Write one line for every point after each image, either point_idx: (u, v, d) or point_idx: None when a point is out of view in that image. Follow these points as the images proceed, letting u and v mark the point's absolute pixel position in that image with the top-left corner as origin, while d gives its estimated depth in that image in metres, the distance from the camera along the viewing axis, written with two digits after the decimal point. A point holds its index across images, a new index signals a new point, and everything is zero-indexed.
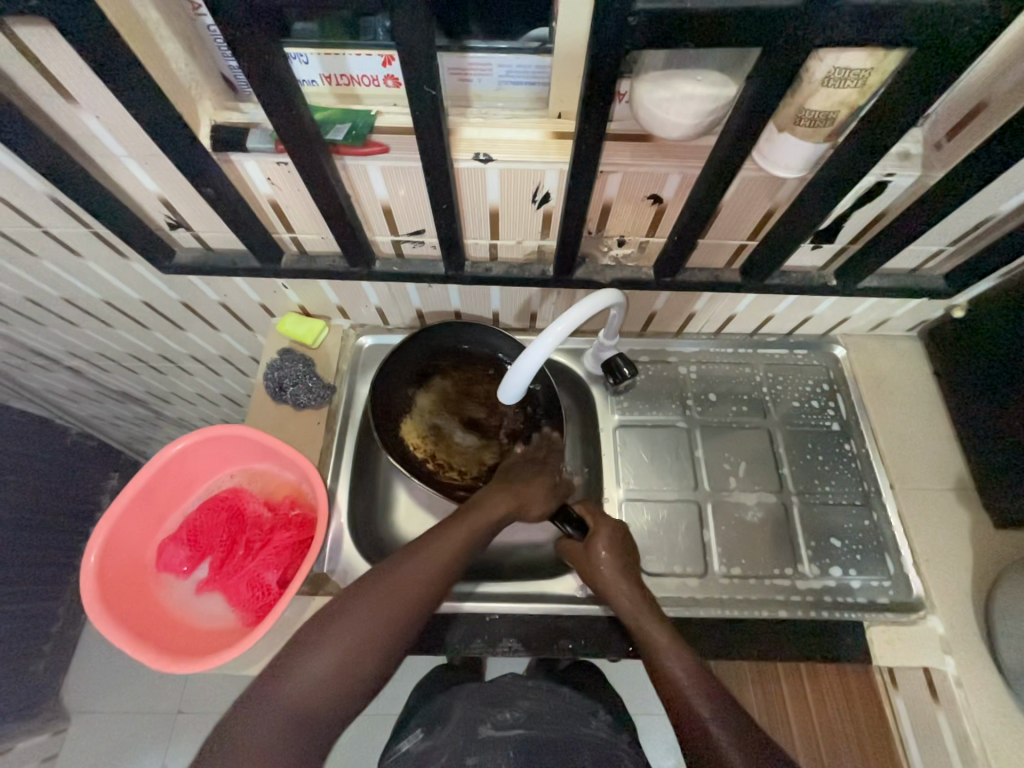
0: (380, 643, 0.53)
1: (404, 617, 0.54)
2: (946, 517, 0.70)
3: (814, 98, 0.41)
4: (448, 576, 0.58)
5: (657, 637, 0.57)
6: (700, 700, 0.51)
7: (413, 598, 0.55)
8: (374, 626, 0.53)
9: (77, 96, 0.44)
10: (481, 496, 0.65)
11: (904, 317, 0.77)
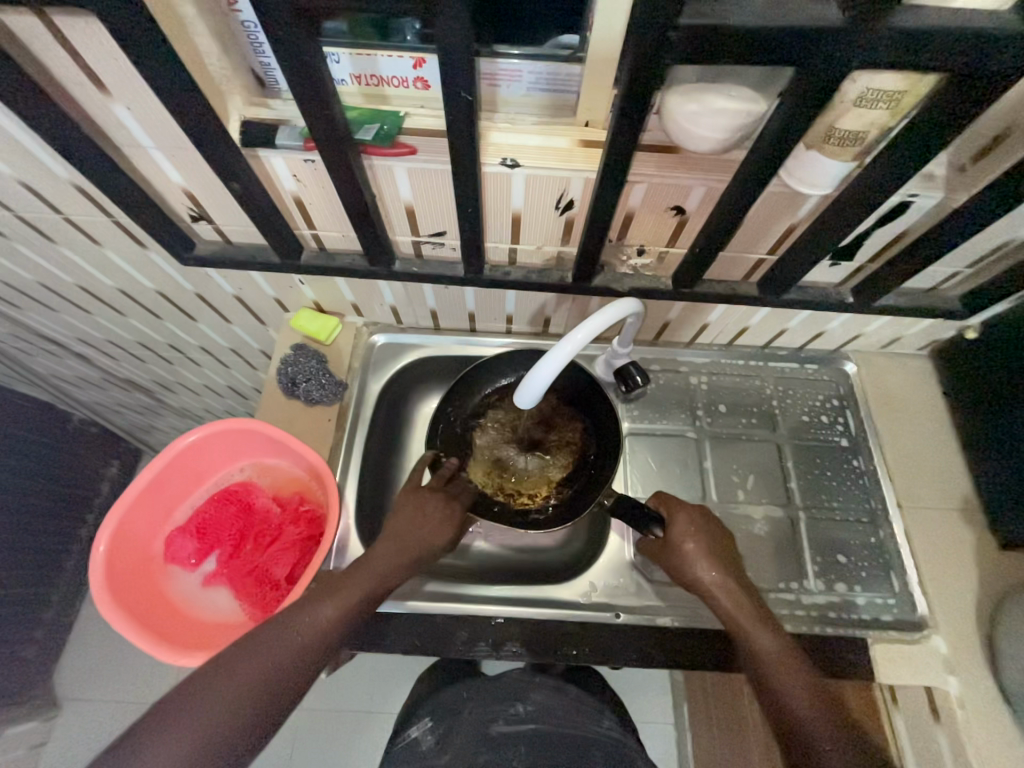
0: (259, 707, 0.49)
1: (287, 676, 0.51)
2: (952, 537, 0.70)
3: (845, 117, 0.41)
4: (339, 630, 0.55)
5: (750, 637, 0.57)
6: (799, 706, 0.52)
7: (303, 655, 0.52)
8: (256, 685, 0.49)
9: (110, 87, 0.44)
10: (381, 543, 0.60)
11: (916, 336, 0.77)
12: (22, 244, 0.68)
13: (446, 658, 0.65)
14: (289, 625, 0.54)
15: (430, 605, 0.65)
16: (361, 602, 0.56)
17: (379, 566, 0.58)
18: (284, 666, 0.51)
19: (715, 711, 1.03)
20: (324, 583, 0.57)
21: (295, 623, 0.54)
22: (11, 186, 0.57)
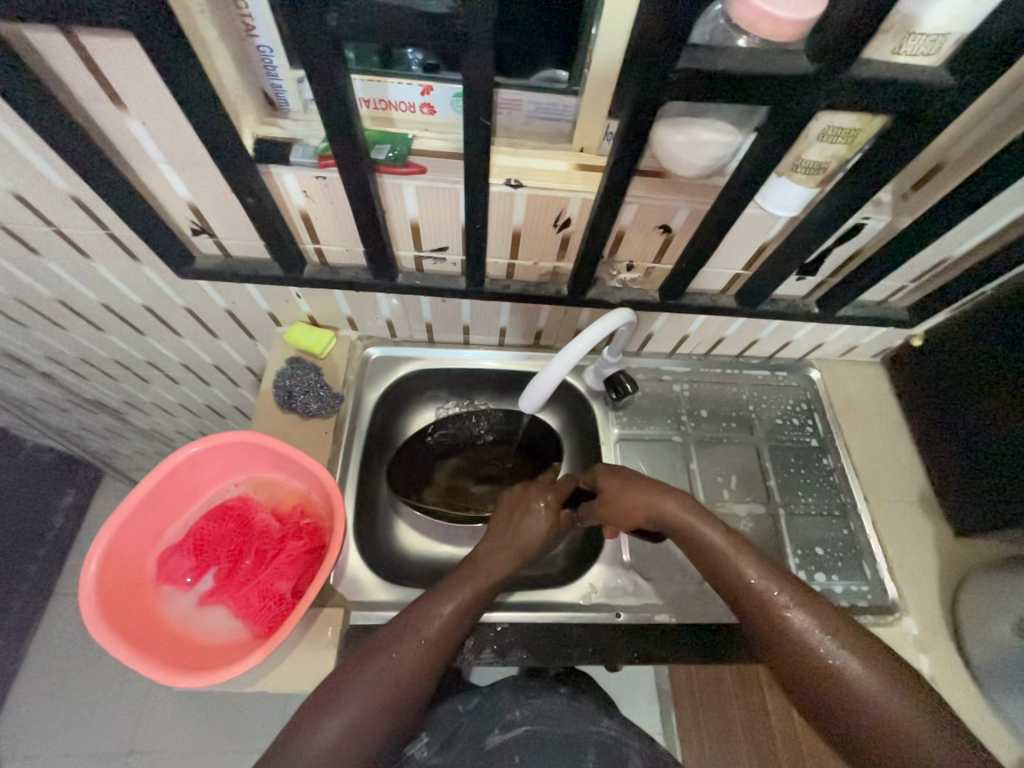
0: (382, 722, 0.50)
1: (411, 686, 0.51)
2: (914, 526, 0.77)
3: (811, 150, 0.47)
4: (453, 639, 0.54)
5: (791, 615, 0.52)
6: (875, 689, 0.48)
7: (422, 669, 0.52)
8: (383, 702, 0.50)
9: (128, 103, 0.45)
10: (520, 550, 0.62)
11: (870, 344, 0.85)
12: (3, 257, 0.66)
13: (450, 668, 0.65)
14: (397, 639, 0.53)
15: None
16: (465, 609, 0.56)
17: (487, 574, 0.59)
18: (404, 679, 0.51)
19: (705, 714, 1.05)
20: (429, 595, 0.56)
21: (409, 636, 0.53)
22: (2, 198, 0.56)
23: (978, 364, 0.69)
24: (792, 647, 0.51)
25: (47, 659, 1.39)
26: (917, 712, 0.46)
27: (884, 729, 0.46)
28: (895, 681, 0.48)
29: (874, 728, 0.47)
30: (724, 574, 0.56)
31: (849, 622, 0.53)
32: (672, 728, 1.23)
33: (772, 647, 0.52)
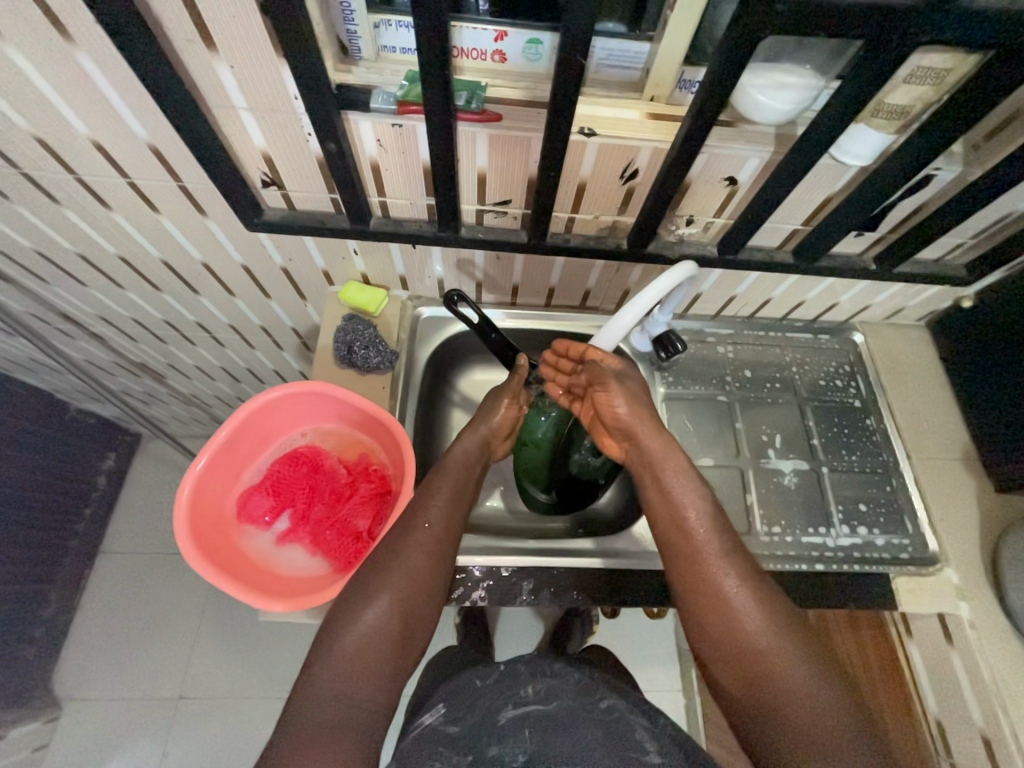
0: (420, 590, 0.55)
1: (438, 563, 0.57)
2: (955, 482, 0.79)
3: (896, 93, 0.47)
4: (457, 519, 0.61)
5: (743, 604, 0.55)
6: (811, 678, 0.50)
7: (439, 546, 0.58)
8: (418, 574, 0.56)
9: (220, 45, 0.45)
10: (465, 432, 0.69)
11: (917, 306, 0.85)
12: (75, 211, 0.68)
13: (510, 608, 0.68)
14: (411, 524, 0.58)
15: (496, 559, 0.68)
16: (457, 494, 0.63)
17: (462, 465, 0.66)
18: (429, 557, 0.57)
19: None
20: (421, 489, 0.63)
21: (417, 520, 0.59)
22: (83, 148, 0.57)
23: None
24: (740, 639, 0.54)
25: (98, 612, 1.46)
26: (840, 705, 0.49)
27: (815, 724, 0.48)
28: (830, 674, 0.51)
29: (803, 711, 0.49)
30: (695, 556, 0.59)
31: (796, 620, 0.56)
32: (693, 683, 1.29)
33: (720, 633, 0.55)
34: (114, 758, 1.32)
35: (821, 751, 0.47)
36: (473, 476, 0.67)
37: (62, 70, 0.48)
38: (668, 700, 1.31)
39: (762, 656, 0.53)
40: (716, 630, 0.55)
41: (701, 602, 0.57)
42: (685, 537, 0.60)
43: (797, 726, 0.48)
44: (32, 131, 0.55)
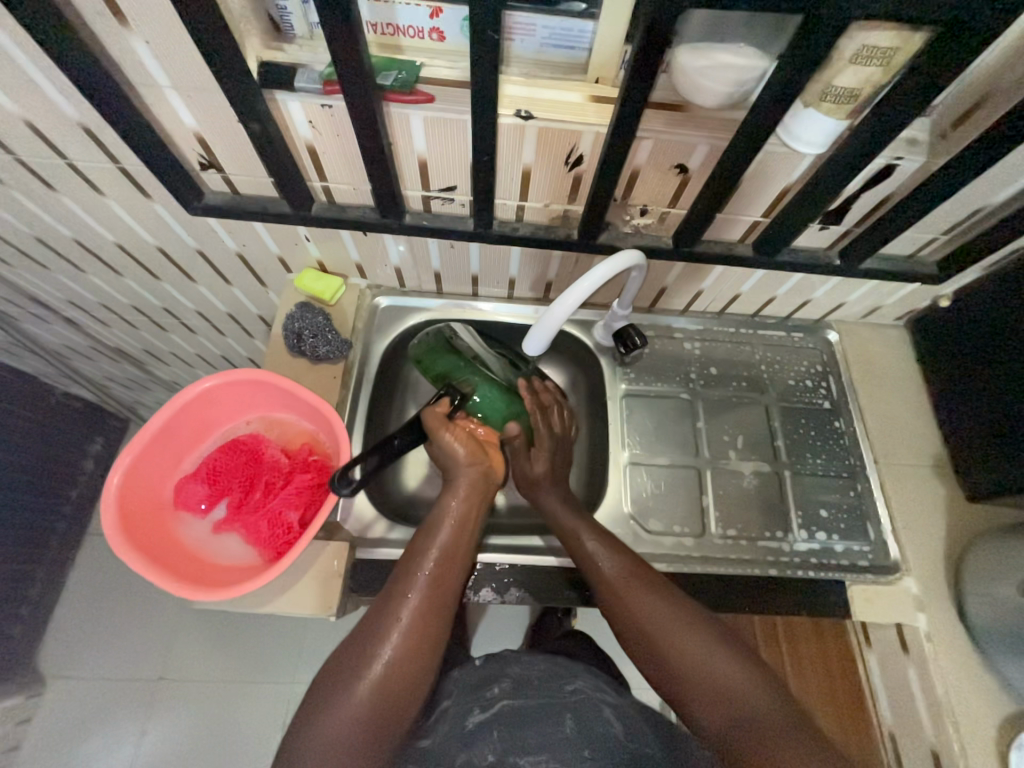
0: (409, 673, 0.53)
1: (421, 648, 0.54)
2: (922, 489, 0.76)
3: (842, 75, 0.44)
4: (444, 598, 0.58)
5: (678, 634, 0.56)
6: (724, 650, 0.55)
7: (424, 624, 0.55)
8: (398, 667, 0.52)
9: (132, 19, 0.44)
10: (452, 488, 0.64)
11: (894, 305, 0.82)
12: (23, 193, 0.67)
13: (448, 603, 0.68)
14: (397, 601, 0.56)
15: None
16: (447, 565, 0.59)
17: (457, 528, 0.62)
18: (410, 644, 0.54)
19: None
20: (411, 557, 0.59)
21: (402, 596, 0.57)
22: (16, 128, 0.56)
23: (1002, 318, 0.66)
24: (687, 679, 0.54)
25: (83, 593, 1.49)
26: (801, 720, 0.50)
27: (724, 683, 0.53)
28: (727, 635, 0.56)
29: (724, 683, 0.53)
30: (626, 603, 0.59)
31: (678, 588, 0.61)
32: None
33: (671, 678, 0.55)
34: (95, 734, 1.35)
35: (749, 712, 0.51)
36: (467, 542, 0.62)
37: None
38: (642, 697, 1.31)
39: (722, 689, 0.52)
40: (673, 671, 0.55)
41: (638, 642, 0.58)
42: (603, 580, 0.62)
43: (723, 692, 0.52)
44: None
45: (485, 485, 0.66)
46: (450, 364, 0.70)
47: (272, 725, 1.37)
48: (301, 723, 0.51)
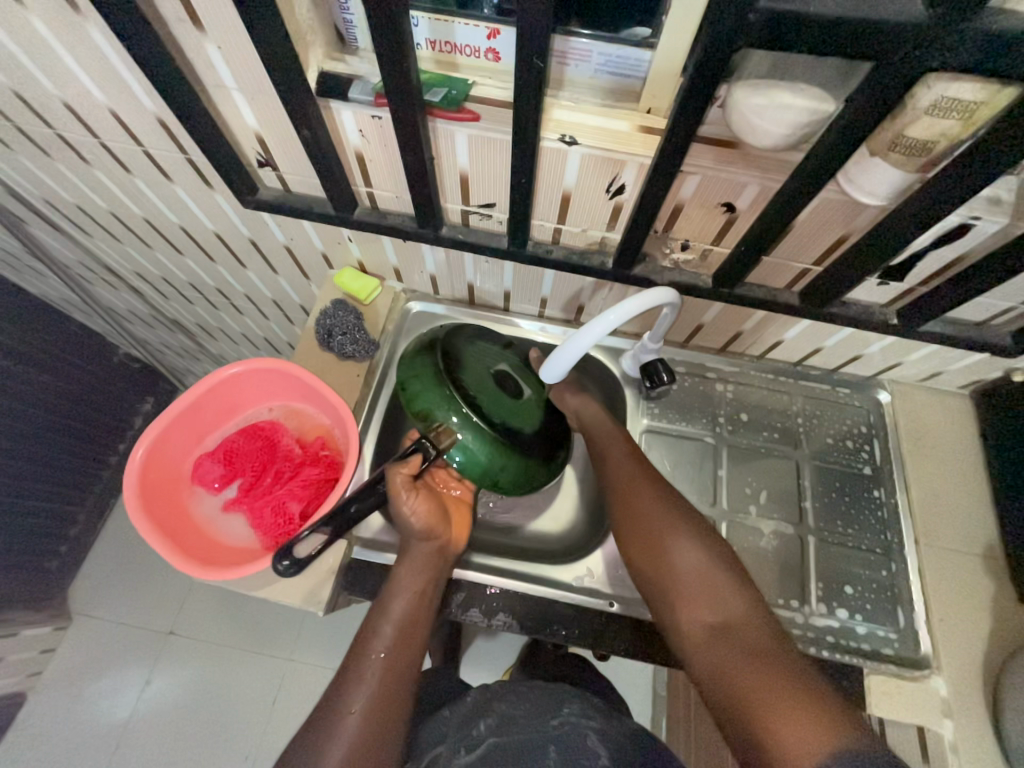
0: (381, 721, 0.54)
1: (393, 696, 0.55)
2: (968, 581, 0.68)
3: (915, 125, 0.40)
4: (401, 677, 0.56)
5: (679, 543, 0.61)
6: (714, 564, 0.59)
7: (392, 673, 0.56)
8: (355, 751, 0.52)
9: (206, 24, 0.47)
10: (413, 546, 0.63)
11: (958, 372, 0.74)
12: (104, 173, 0.73)
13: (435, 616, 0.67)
14: (365, 652, 0.57)
15: None
16: (400, 645, 0.58)
17: (409, 608, 0.60)
18: (368, 726, 0.53)
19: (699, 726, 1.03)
20: (359, 643, 0.58)
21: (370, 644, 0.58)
22: (102, 115, 0.61)
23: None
24: (680, 577, 0.59)
25: (116, 540, 1.60)
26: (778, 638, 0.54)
27: (703, 592, 0.58)
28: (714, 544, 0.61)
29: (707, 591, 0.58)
30: (629, 500, 0.65)
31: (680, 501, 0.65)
32: (659, 732, 1.23)
33: (666, 579, 0.60)
34: (107, 675, 1.44)
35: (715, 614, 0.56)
36: (435, 586, 0.63)
37: (76, 40, 0.51)
38: None
39: (704, 584, 0.58)
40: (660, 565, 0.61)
41: (643, 541, 0.63)
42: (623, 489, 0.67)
43: (701, 599, 0.57)
44: (60, 96, 0.60)
45: (443, 557, 0.64)
46: (436, 407, 0.64)
47: (263, 697, 1.41)
48: None
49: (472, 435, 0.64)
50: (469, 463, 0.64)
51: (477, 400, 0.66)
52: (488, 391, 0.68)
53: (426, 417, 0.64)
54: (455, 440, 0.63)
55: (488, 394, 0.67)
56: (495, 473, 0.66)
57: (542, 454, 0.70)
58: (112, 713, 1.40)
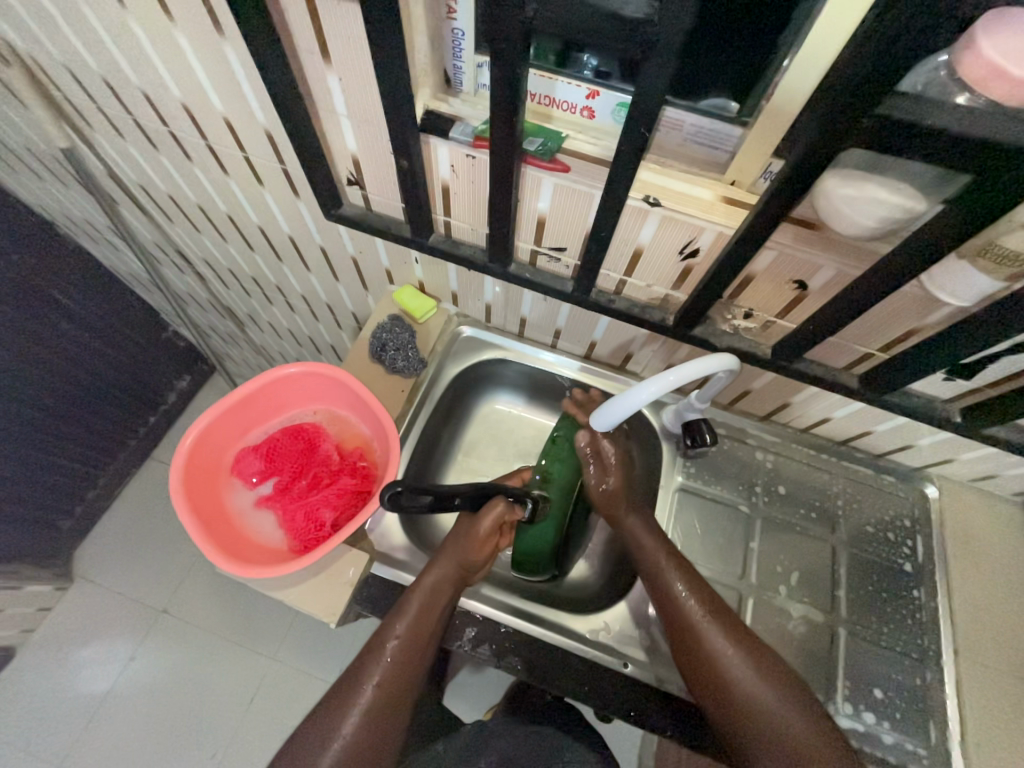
0: (382, 724, 0.53)
1: (396, 700, 0.55)
2: (1010, 705, 0.63)
3: (1012, 236, 0.41)
4: (407, 682, 0.56)
5: (733, 664, 0.56)
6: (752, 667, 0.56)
7: (397, 679, 0.56)
8: (362, 741, 0.52)
9: (334, 57, 0.50)
10: (433, 566, 0.62)
11: (1015, 479, 0.71)
12: (201, 169, 0.78)
13: (443, 649, 0.65)
14: (374, 654, 0.57)
15: None
16: (411, 652, 0.57)
17: (424, 618, 0.59)
18: (371, 724, 0.53)
19: None
20: (375, 640, 0.58)
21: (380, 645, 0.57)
22: (216, 121, 0.66)
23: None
24: (730, 685, 0.55)
25: (128, 510, 1.62)
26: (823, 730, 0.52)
27: (753, 702, 0.54)
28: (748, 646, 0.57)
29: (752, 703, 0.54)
30: (669, 599, 0.61)
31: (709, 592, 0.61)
32: None
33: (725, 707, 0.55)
34: (96, 644, 1.44)
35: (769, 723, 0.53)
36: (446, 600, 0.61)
37: (211, 55, 0.56)
38: None
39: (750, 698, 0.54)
40: (708, 673, 0.56)
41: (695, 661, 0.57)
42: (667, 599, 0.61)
43: (757, 713, 0.54)
44: (181, 99, 0.64)
45: (463, 581, 0.63)
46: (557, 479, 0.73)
47: (242, 694, 1.39)
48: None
49: (551, 529, 0.71)
50: (523, 537, 0.72)
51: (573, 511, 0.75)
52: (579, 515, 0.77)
53: (547, 477, 0.73)
54: (542, 520, 0.71)
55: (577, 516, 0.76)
56: (528, 555, 0.71)
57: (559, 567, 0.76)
58: (93, 684, 1.39)
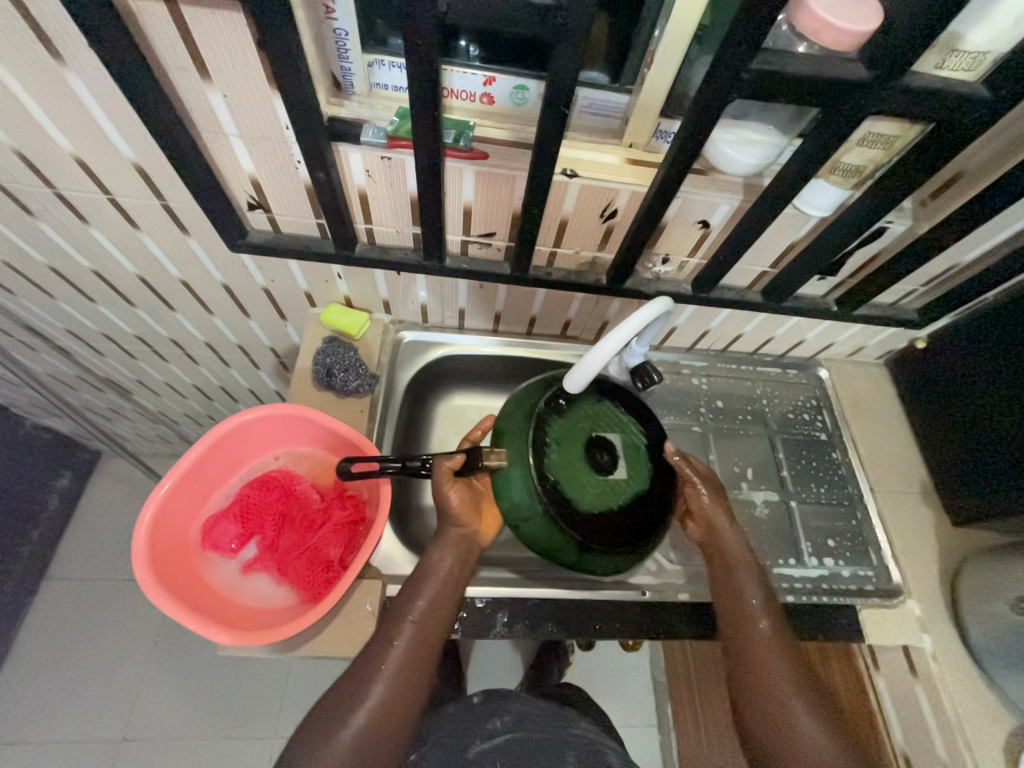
0: (414, 669, 0.55)
1: (428, 648, 0.56)
2: (916, 516, 0.82)
3: (851, 154, 0.52)
4: (437, 638, 0.57)
5: (770, 653, 0.60)
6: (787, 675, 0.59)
7: (429, 630, 0.57)
8: (401, 687, 0.54)
9: (213, 74, 0.46)
10: (442, 536, 0.63)
11: (877, 345, 0.90)
12: (50, 225, 0.66)
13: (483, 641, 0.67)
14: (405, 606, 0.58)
15: (471, 589, 0.68)
16: (434, 616, 0.58)
17: (444, 590, 0.59)
18: (404, 687, 0.54)
19: (707, 700, 1.10)
20: (404, 593, 0.59)
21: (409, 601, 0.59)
22: (64, 163, 0.56)
23: (1006, 426, 0.70)
24: (763, 684, 0.59)
25: (36, 647, 1.35)
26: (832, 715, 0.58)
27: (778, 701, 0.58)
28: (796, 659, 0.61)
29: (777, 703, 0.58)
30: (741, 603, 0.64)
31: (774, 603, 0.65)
32: (667, 717, 1.28)
33: (756, 698, 0.59)
34: None
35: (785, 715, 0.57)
36: (469, 552, 0.63)
37: (48, 87, 0.48)
38: (641, 736, 1.30)
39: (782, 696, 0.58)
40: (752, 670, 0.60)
41: (754, 687, 0.59)
42: (740, 618, 0.63)
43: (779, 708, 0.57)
44: (11, 144, 0.54)
45: (469, 539, 0.63)
46: (506, 429, 0.60)
47: None
48: (314, 721, 0.53)
49: (520, 477, 0.57)
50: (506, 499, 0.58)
51: (548, 451, 0.58)
52: (570, 451, 0.58)
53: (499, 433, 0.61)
54: (503, 473, 0.58)
55: (564, 455, 0.58)
56: (515, 517, 0.58)
57: (597, 525, 0.57)
58: None
